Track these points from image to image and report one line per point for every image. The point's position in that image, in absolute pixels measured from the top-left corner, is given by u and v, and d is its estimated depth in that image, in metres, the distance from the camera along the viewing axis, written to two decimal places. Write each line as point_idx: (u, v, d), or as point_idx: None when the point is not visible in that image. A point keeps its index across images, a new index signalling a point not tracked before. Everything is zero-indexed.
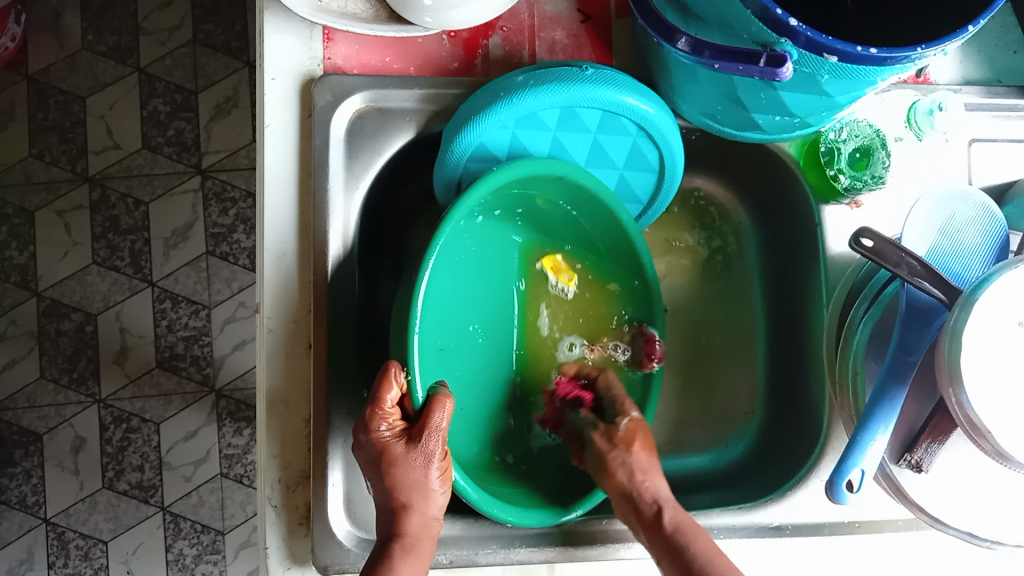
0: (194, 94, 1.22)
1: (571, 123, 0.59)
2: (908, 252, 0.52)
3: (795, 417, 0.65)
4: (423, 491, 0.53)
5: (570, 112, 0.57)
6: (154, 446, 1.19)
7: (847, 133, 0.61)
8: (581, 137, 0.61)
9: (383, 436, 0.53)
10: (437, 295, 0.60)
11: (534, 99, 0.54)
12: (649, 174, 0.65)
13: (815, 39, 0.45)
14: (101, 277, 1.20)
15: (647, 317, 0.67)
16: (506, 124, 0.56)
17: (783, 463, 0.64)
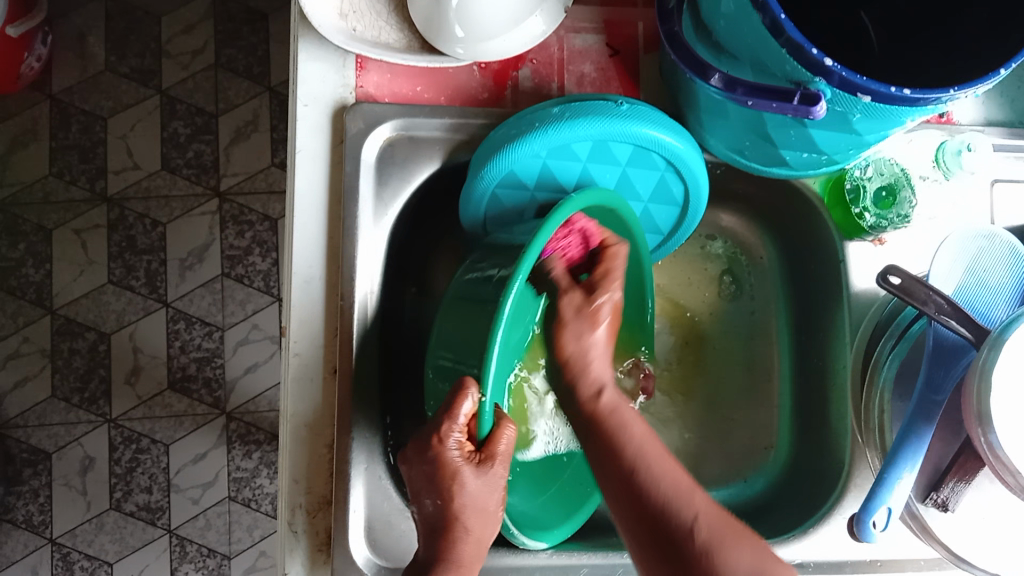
0: (214, 117, 1.23)
1: (605, 153, 0.57)
2: (936, 291, 0.53)
3: (818, 454, 0.65)
4: (481, 514, 0.53)
5: (607, 143, 0.56)
6: (162, 467, 1.19)
7: (872, 171, 0.62)
8: (610, 168, 0.60)
9: (452, 453, 0.52)
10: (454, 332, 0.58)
11: (568, 129, 0.54)
12: (671, 207, 0.64)
13: (849, 79, 0.45)
14: (116, 297, 1.20)
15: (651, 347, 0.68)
16: (538, 152, 0.55)
17: (803, 499, 0.64)
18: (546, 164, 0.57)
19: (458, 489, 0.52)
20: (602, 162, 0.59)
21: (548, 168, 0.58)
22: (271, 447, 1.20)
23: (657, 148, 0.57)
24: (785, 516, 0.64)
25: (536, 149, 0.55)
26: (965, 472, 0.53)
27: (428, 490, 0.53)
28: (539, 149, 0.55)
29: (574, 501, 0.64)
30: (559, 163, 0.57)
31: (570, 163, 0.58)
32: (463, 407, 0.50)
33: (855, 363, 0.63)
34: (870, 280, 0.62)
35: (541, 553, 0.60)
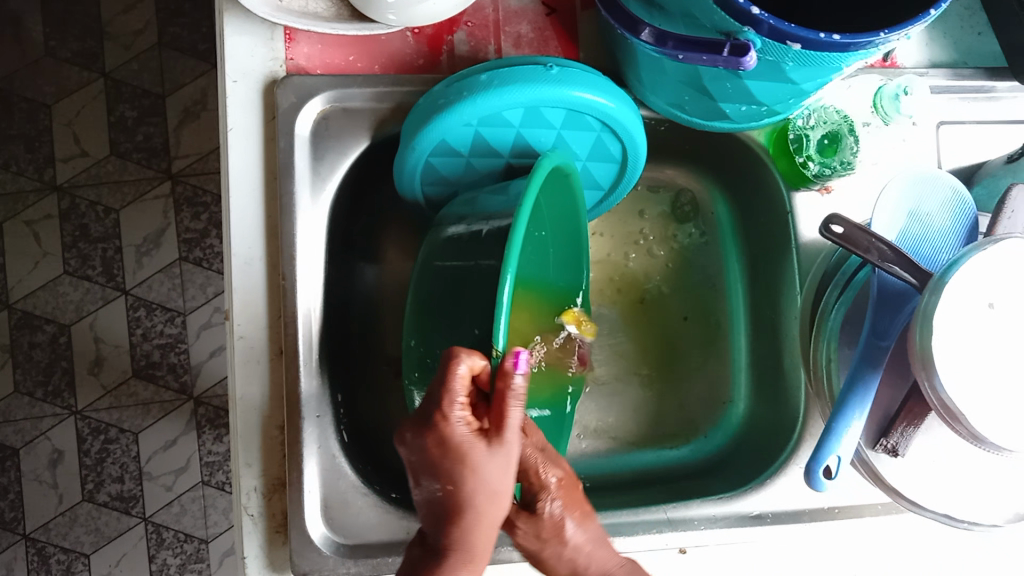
0: (161, 98, 1.20)
1: (539, 119, 0.56)
2: (877, 237, 0.52)
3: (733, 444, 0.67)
4: (498, 500, 0.46)
5: (538, 111, 0.55)
6: (133, 456, 1.18)
7: (815, 119, 0.61)
8: (546, 132, 0.58)
9: (457, 428, 0.46)
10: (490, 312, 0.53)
11: (494, 100, 0.52)
12: (610, 163, 0.62)
13: (777, 27, 0.44)
14: (73, 287, 1.18)
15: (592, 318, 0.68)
16: (469, 124, 0.55)
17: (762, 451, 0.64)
18: (481, 134, 0.56)
19: (472, 474, 0.45)
20: (538, 127, 0.57)
21: (481, 135, 0.57)
22: None
23: (591, 111, 0.55)
24: (746, 466, 0.63)
25: (467, 121, 0.54)
26: (914, 416, 0.52)
27: (429, 470, 0.47)
28: (470, 122, 0.54)
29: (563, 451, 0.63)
30: (493, 134, 0.57)
31: (503, 133, 0.57)
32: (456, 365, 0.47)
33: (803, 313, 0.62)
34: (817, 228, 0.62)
35: None
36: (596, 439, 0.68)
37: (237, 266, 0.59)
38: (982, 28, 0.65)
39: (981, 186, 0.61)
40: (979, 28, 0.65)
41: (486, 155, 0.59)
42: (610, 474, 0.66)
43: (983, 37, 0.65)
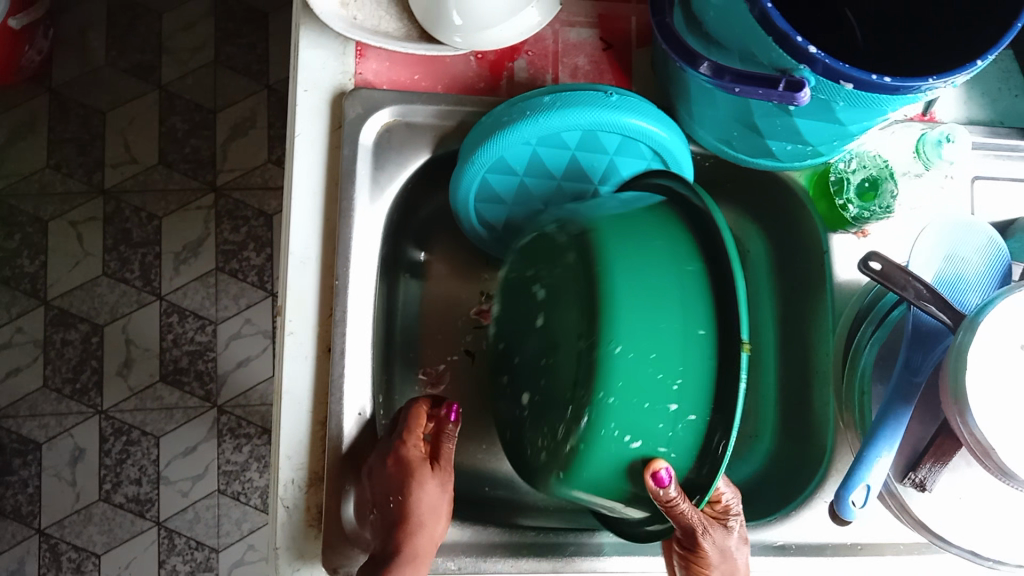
0: (212, 114, 1.25)
1: (591, 143, 0.59)
2: (914, 277, 0.54)
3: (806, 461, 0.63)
4: (434, 514, 0.57)
5: (594, 135, 0.59)
6: (153, 459, 1.19)
7: (856, 164, 0.63)
8: (594, 161, 0.61)
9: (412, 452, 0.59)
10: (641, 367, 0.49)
11: (556, 120, 0.56)
12: None
13: (831, 66, 0.47)
14: (110, 289, 1.21)
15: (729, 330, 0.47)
16: (528, 140, 0.57)
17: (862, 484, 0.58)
18: (541, 152, 0.59)
19: (419, 485, 0.58)
20: (590, 151, 0.60)
21: (537, 155, 0.59)
22: (261, 442, 1.21)
23: (642, 139, 0.59)
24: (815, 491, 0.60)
25: (529, 136, 0.57)
26: (942, 452, 0.53)
27: (386, 489, 0.57)
28: (530, 138, 0.57)
29: None
30: (544, 154, 0.60)
31: (554, 155, 0.60)
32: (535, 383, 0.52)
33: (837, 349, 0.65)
34: (853, 270, 0.64)
35: (529, 532, 0.61)
36: None
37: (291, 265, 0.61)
38: (1019, 90, 0.68)
39: (1016, 239, 0.63)
40: (1016, 90, 0.68)
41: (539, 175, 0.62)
42: None
43: (1019, 100, 0.68)
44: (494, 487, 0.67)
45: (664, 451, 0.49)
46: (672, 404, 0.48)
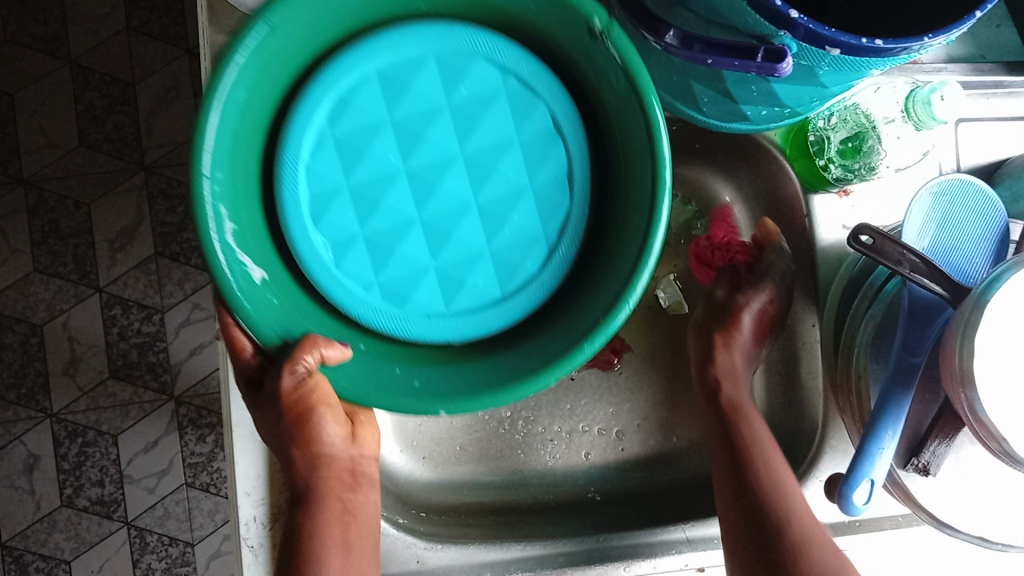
0: (131, 85, 1.14)
1: (417, 126, 0.49)
2: (908, 248, 0.51)
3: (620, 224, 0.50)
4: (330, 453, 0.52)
5: (418, 59, 0.49)
6: (113, 458, 1.14)
7: (837, 120, 0.57)
8: (445, 149, 0.49)
9: (247, 356, 0.52)
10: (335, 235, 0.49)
11: (355, 51, 0.48)
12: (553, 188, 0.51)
13: (815, 31, 0.41)
14: (44, 285, 1.13)
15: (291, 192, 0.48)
16: (321, 126, 0.48)
17: (614, 232, 0.50)
18: (378, 72, 0.48)
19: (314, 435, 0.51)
20: (412, 111, 0.49)
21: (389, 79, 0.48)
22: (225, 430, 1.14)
23: (513, 74, 0.49)
24: (594, 291, 0.49)
25: (323, 114, 0.48)
26: (945, 433, 0.51)
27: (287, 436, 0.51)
28: (324, 118, 0.48)
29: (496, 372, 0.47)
30: (353, 160, 0.49)
31: (363, 147, 0.49)
32: (227, 316, 0.50)
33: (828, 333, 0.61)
34: (837, 232, 0.60)
35: (514, 546, 0.59)
36: (608, 451, 0.66)
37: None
38: (1001, 19, 0.63)
39: (1004, 186, 0.59)
40: (998, 19, 0.63)
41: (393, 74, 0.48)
42: (622, 482, 0.66)
43: (1002, 29, 0.63)
44: (473, 490, 0.65)
45: (413, 381, 0.48)
46: (395, 369, 0.49)
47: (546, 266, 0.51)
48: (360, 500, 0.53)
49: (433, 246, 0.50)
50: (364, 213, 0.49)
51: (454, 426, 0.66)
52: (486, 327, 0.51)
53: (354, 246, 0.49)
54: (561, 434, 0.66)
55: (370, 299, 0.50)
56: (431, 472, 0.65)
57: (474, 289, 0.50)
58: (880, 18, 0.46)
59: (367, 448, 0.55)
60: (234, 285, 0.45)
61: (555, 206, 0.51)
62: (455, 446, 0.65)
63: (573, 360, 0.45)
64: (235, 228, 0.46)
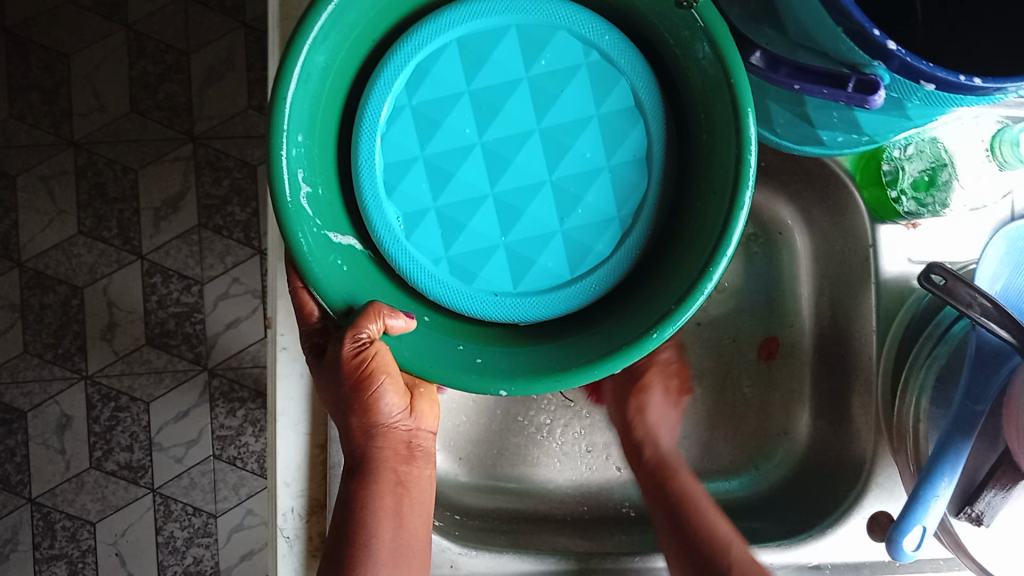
0: (185, 55, 1.14)
1: (495, 98, 0.48)
2: (981, 292, 0.49)
3: (696, 210, 0.47)
4: (388, 431, 0.52)
5: (501, 33, 0.48)
6: (143, 425, 1.15)
7: (913, 150, 0.56)
8: (521, 123, 0.48)
9: (313, 317, 0.51)
10: (406, 206, 0.49)
11: (435, 22, 0.48)
12: (630, 163, 0.49)
13: (911, 64, 0.39)
14: (87, 248, 1.14)
15: (368, 153, 0.48)
16: (399, 95, 0.48)
17: (691, 214, 0.48)
18: (459, 42, 0.48)
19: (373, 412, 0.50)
20: (489, 82, 0.48)
21: (461, 50, 0.48)
22: (256, 406, 1.15)
23: (596, 49, 0.48)
24: (667, 278, 0.47)
25: (402, 82, 0.48)
26: (1001, 484, 0.49)
27: (349, 406, 0.50)
28: (402, 88, 0.48)
29: (556, 360, 0.46)
30: (429, 130, 0.48)
31: (440, 117, 0.48)
32: (296, 279, 0.50)
33: (886, 368, 0.59)
34: (899, 263, 0.58)
35: (547, 559, 0.58)
36: None
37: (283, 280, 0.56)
38: None
39: None
40: None
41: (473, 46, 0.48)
42: None
43: None
44: (507, 496, 0.64)
45: (478, 361, 0.47)
46: (460, 346, 0.48)
47: (618, 249, 0.49)
48: (413, 474, 0.54)
49: (504, 224, 0.49)
50: (436, 185, 0.49)
51: (492, 430, 0.65)
52: (551, 308, 0.49)
53: (426, 218, 0.49)
54: (598, 445, 0.66)
55: (439, 272, 0.49)
56: (468, 474, 0.64)
57: (543, 270, 0.49)
58: (976, 54, 0.44)
59: (427, 422, 0.54)
60: (304, 246, 0.45)
61: (633, 187, 0.49)
62: (492, 449, 0.65)
63: (640, 349, 0.43)
64: (310, 191, 0.46)
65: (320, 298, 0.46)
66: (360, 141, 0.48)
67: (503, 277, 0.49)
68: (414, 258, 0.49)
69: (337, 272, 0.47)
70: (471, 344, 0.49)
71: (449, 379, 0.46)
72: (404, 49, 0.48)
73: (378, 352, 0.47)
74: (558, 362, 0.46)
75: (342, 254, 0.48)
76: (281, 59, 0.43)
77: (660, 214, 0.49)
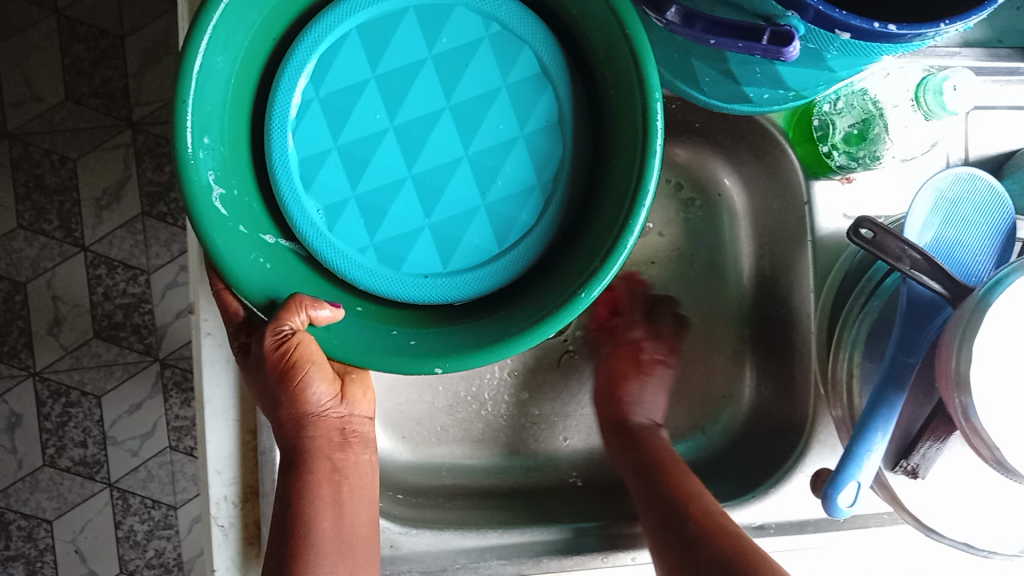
0: (119, 39, 1.11)
1: (402, 82, 0.47)
2: (911, 244, 0.49)
3: (611, 171, 0.47)
4: (319, 420, 0.51)
5: (400, 15, 0.47)
6: (96, 420, 1.13)
7: (844, 104, 0.55)
8: (430, 101, 0.47)
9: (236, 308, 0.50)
10: (326, 197, 0.48)
11: (333, 10, 0.47)
12: (541, 130, 0.48)
13: (825, 13, 0.38)
14: (28, 242, 1.11)
15: (279, 147, 0.47)
16: (306, 89, 0.47)
17: (609, 168, 0.47)
18: (360, 30, 0.47)
19: (303, 403, 0.49)
20: (394, 66, 0.47)
21: (363, 35, 0.47)
22: None
23: (495, 20, 0.47)
24: (588, 242, 0.46)
25: (307, 76, 0.47)
26: (936, 436, 0.49)
27: (275, 399, 0.49)
28: (308, 82, 0.47)
29: (490, 331, 0.44)
30: (340, 119, 0.47)
31: (349, 105, 0.47)
32: (217, 278, 0.50)
33: (821, 324, 0.59)
34: (836, 219, 0.57)
35: (490, 533, 0.57)
36: (590, 434, 0.66)
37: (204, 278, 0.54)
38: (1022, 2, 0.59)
39: (1013, 179, 0.56)
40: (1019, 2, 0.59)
41: (376, 30, 0.47)
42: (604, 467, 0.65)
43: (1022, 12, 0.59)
44: (452, 473, 0.63)
45: (410, 341, 0.46)
46: (393, 330, 0.47)
47: (542, 216, 0.48)
48: (349, 460, 0.53)
49: (426, 204, 0.48)
50: (353, 173, 0.47)
51: (436, 407, 0.63)
52: (485, 282, 0.49)
53: (346, 207, 0.48)
54: (546, 416, 0.65)
55: (366, 261, 0.48)
56: (410, 453, 0.63)
57: (471, 247, 0.48)
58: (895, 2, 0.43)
59: (361, 408, 0.53)
60: (220, 246, 0.43)
61: (548, 155, 0.48)
62: (435, 427, 0.63)
63: (570, 311, 0.42)
64: (223, 193, 0.44)
65: (241, 294, 0.44)
66: (271, 138, 0.47)
67: (431, 258, 0.48)
68: (340, 249, 0.48)
69: (258, 271, 0.45)
70: (403, 328, 0.48)
71: (379, 364, 0.44)
72: (304, 38, 0.47)
73: (303, 342, 0.46)
74: (489, 334, 0.44)
75: (262, 252, 0.46)
76: (177, 63, 0.42)
77: (577, 177, 0.49)
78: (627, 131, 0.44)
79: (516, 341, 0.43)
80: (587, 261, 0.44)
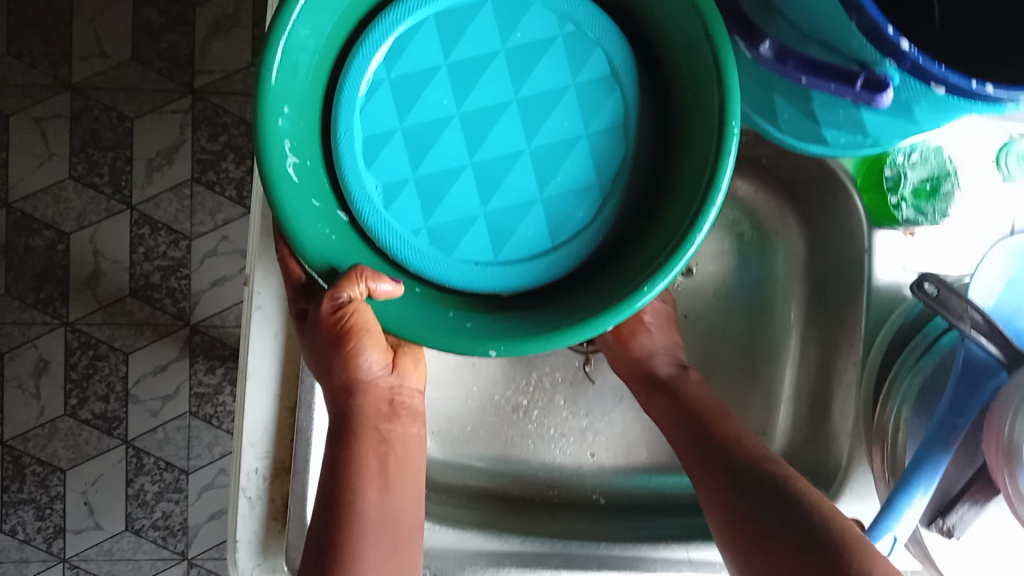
0: (191, 7, 1.12)
1: (474, 70, 0.47)
2: (974, 305, 0.50)
3: (676, 176, 0.47)
4: (370, 389, 0.52)
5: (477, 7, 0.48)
6: (121, 376, 1.14)
7: (916, 157, 0.57)
8: (500, 91, 0.48)
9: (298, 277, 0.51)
10: (390, 179, 0.48)
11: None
12: (605, 128, 0.48)
13: (923, 66, 0.38)
14: (77, 194, 1.13)
15: (349, 125, 0.47)
16: (377, 69, 0.47)
17: (674, 172, 0.48)
18: (436, 18, 0.48)
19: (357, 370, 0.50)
20: (468, 55, 0.48)
21: (439, 24, 0.48)
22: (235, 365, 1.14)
23: (570, 20, 0.48)
24: (649, 243, 0.46)
25: (380, 57, 0.47)
26: (975, 499, 0.50)
27: (327, 367, 0.50)
28: (380, 63, 0.47)
29: (549, 321, 0.44)
30: (409, 102, 0.48)
31: (418, 89, 0.48)
32: (283, 247, 0.51)
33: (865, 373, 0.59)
34: (893, 270, 0.57)
35: (512, 539, 0.58)
36: (619, 454, 0.65)
37: (264, 262, 0.56)
38: None
39: None
40: None
41: (454, 19, 0.48)
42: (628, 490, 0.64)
43: None
44: (478, 474, 0.64)
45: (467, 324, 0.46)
46: (451, 313, 0.47)
47: (598, 213, 0.49)
48: (397, 432, 0.53)
49: (484, 192, 0.48)
50: (416, 156, 0.48)
51: (468, 406, 0.64)
52: (536, 275, 0.49)
53: (405, 188, 0.48)
54: (573, 429, 0.65)
55: (420, 244, 0.48)
56: (437, 448, 0.64)
57: (524, 239, 0.49)
58: (992, 65, 0.43)
59: (411, 380, 0.54)
60: (293, 212, 0.43)
61: (611, 153, 0.49)
62: (464, 427, 0.64)
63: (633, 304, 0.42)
64: (296, 162, 0.45)
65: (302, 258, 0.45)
66: (339, 115, 0.47)
67: (486, 246, 0.49)
68: (398, 230, 0.48)
69: (324, 243, 0.45)
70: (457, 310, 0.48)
71: (435, 342, 0.44)
72: (381, 22, 0.47)
73: (360, 313, 0.46)
74: (548, 322, 0.44)
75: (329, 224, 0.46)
76: (267, 32, 0.42)
77: (637, 180, 0.49)
78: (700, 141, 0.45)
79: (575, 332, 0.42)
80: (647, 263, 0.44)
